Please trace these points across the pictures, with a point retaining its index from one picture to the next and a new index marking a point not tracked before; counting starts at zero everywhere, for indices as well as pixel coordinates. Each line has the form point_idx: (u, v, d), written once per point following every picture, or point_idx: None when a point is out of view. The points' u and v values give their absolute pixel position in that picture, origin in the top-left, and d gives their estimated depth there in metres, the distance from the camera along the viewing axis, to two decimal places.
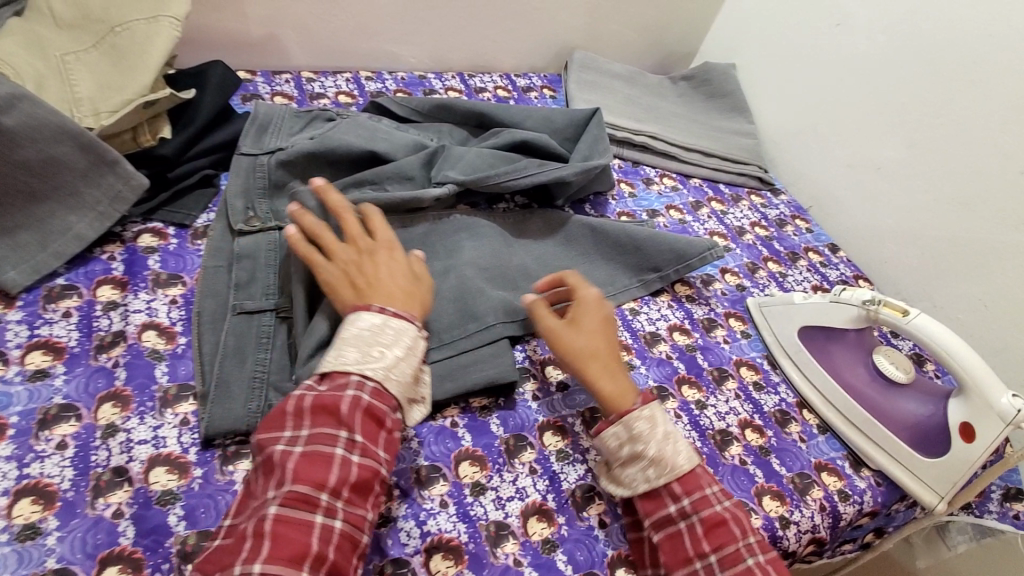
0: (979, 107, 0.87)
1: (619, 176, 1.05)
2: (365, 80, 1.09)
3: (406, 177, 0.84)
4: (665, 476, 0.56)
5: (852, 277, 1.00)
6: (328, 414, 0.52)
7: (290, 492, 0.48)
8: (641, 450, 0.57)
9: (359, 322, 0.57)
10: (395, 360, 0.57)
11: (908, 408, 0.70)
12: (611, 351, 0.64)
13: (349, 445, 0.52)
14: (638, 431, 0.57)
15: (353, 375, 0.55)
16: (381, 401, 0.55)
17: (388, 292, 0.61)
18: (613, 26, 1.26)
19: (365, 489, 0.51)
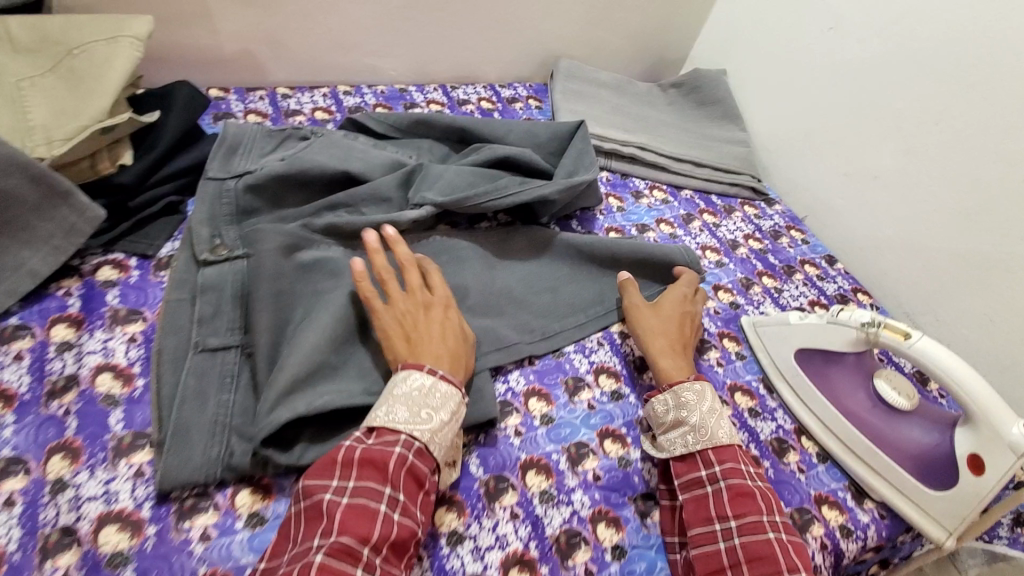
0: (977, 112, 0.84)
1: (607, 189, 1.01)
2: (343, 95, 1.05)
3: (383, 199, 0.81)
4: (701, 442, 0.61)
5: (851, 290, 0.97)
6: (375, 467, 0.51)
7: (336, 542, 0.47)
8: (684, 416, 0.63)
9: (412, 382, 0.56)
10: (440, 425, 0.55)
11: (913, 436, 0.66)
12: (681, 339, 0.73)
13: (392, 502, 0.51)
14: (685, 399, 0.63)
15: (402, 433, 0.53)
16: (424, 461, 0.54)
17: (441, 351, 0.61)
18: (600, 34, 1.23)
19: (402, 549, 0.50)
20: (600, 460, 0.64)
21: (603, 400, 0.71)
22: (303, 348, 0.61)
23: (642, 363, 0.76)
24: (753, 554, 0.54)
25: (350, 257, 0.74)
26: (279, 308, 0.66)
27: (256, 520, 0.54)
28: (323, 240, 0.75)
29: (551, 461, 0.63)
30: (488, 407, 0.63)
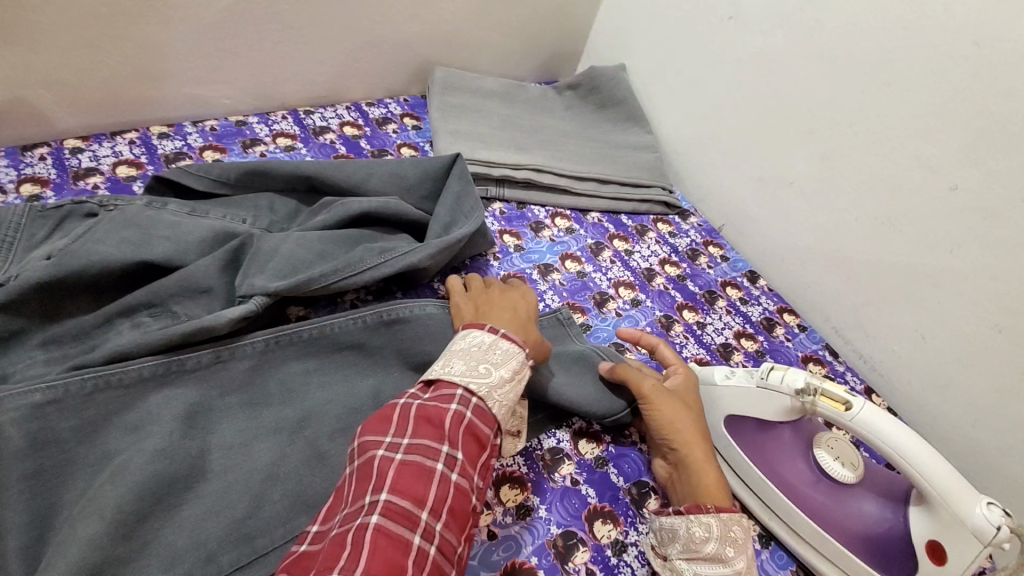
0: (894, 110, 0.74)
1: (501, 225, 0.86)
2: (157, 139, 0.84)
3: (198, 290, 0.62)
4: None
5: (776, 311, 0.89)
6: (431, 424, 0.48)
7: (392, 504, 0.42)
8: (728, 555, 0.51)
9: (469, 339, 0.56)
10: (500, 382, 0.53)
11: (863, 514, 0.57)
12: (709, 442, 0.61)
13: (449, 462, 0.46)
14: (735, 535, 0.52)
15: (460, 387, 0.51)
16: (482, 420, 0.50)
17: (505, 322, 0.60)
18: (481, 32, 1.06)
19: (461, 514, 0.45)
20: None
21: (506, 522, 0.57)
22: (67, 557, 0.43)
23: (552, 457, 0.63)
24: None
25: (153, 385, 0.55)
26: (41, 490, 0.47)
27: None
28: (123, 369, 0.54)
29: None
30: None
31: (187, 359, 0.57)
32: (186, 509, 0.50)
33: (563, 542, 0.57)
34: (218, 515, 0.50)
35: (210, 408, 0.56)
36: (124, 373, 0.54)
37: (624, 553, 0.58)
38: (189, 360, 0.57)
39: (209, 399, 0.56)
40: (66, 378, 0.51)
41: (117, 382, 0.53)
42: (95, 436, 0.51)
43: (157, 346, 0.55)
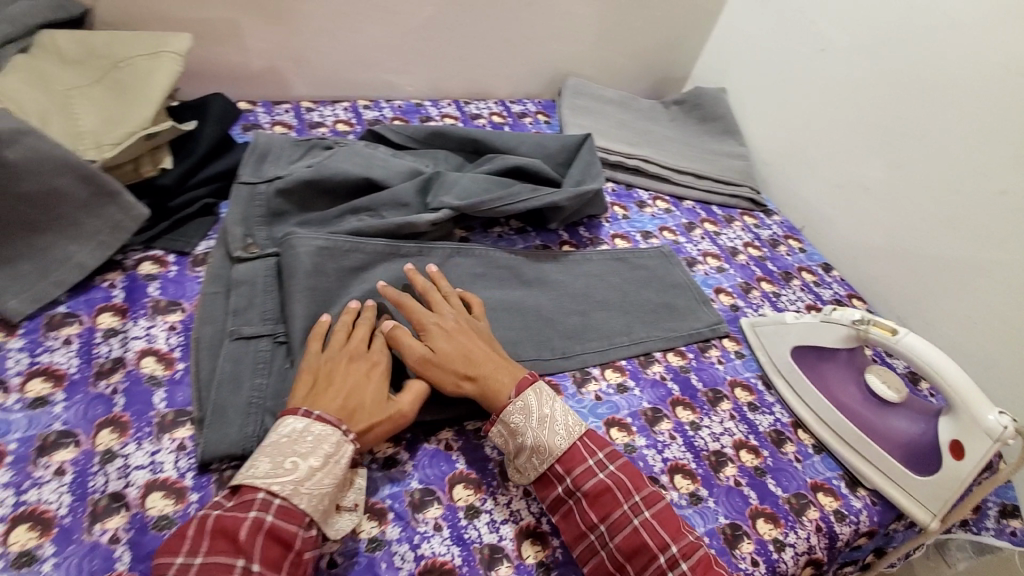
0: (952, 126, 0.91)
1: (612, 199, 1.06)
2: (362, 108, 1.12)
3: (401, 204, 0.86)
4: (546, 462, 0.60)
5: (846, 296, 1.02)
6: (227, 537, 0.48)
7: None
8: (523, 439, 0.60)
9: (283, 427, 0.54)
10: (309, 472, 0.52)
11: (900, 427, 0.73)
12: (482, 363, 0.65)
13: (245, 574, 0.47)
14: (514, 425, 0.61)
15: (262, 490, 0.51)
16: (289, 519, 0.50)
17: (337, 403, 0.57)
18: (608, 53, 1.30)
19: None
20: None
21: (610, 391, 0.75)
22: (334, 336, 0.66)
23: (646, 358, 0.81)
24: (630, 552, 0.56)
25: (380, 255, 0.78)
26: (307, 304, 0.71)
27: None
28: (369, 242, 0.78)
29: None
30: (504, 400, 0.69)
31: (404, 247, 0.81)
32: None
33: (651, 413, 0.74)
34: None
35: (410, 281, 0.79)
36: (366, 245, 0.78)
37: (700, 430, 0.73)
38: (405, 249, 0.81)
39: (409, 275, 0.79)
40: (335, 238, 0.76)
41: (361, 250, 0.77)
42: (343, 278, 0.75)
43: (379, 230, 0.81)
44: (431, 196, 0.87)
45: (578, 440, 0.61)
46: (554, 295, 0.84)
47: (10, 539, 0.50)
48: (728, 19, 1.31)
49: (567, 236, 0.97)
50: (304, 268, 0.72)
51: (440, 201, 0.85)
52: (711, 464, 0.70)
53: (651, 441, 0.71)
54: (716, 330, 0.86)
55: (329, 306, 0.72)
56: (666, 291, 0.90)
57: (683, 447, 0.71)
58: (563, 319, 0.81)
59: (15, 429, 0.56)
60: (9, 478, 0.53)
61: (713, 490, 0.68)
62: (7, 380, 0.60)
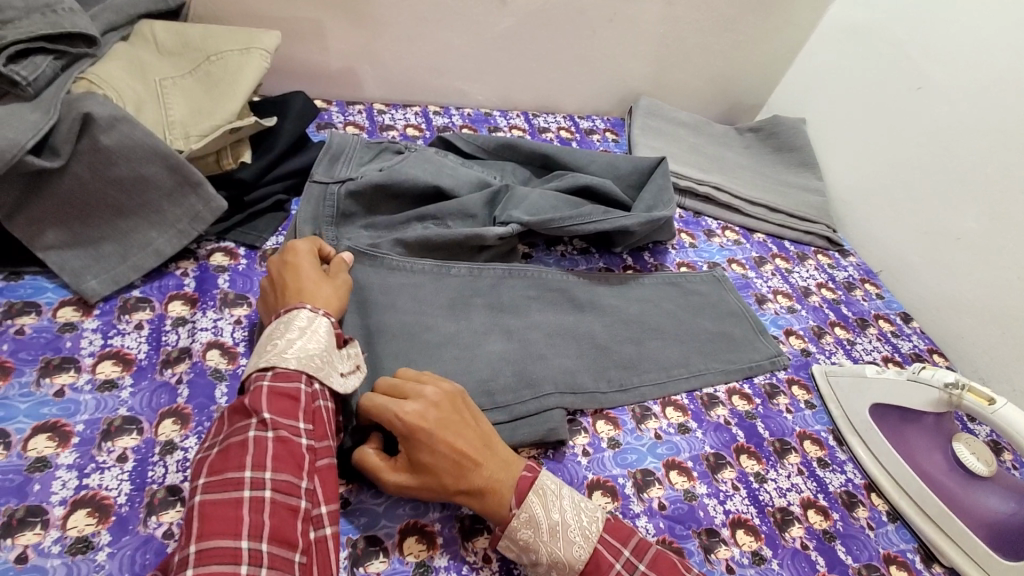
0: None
1: (680, 226, 1.03)
2: (433, 114, 1.12)
3: (468, 215, 0.85)
4: (567, 574, 0.52)
5: (926, 350, 0.95)
6: (237, 408, 0.49)
7: (211, 480, 0.44)
8: (536, 556, 0.52)
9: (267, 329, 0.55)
10: (291, 342, 0.53)
11: (989, 504, 0.67)
12: (471, 472, 0.53)
13: (262, 424, 0.47)
14: (524, 539, 0.52)
15: (255, 369, 0.51)
16: (286, 378, 0.51)
17: (301, 295, 0.59)
18: (684, 74, 1.27)
19: (291, 455, 0.47)
20: (665, 490, 0.65)
21: (670, 431, 0.72)
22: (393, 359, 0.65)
23: (710, 399, 0.77)
24: None
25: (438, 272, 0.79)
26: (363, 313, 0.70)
27: (342, 502, 0.57)
28: (417, 261, 0.78)
29: (615, 483, 0.65)
30: (560, 427, 0.66)
31: (452, 268, 0.80)
32: (451, 352, 0.70)
33: (713, 459, 0.70)
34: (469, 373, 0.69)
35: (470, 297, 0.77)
36: (412, 265, 0.78)
37: (766, 483, 0.69)
38: (453, 269, 0.80)
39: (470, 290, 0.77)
40: (382, 256, 0.76)
41: (410, 270, 0.77)
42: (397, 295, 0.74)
43: (444, 240, 0.79)
44: (498, 210, 0.85)
45: (596, 546, 0.53)
46: (614, 323, 0.81)
47: (68, 524, 0.50)
48: (814, 48, 1.26)
49: (631, 261, 0.93)
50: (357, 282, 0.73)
51: (507, 215, 0.83)
52: (777, 522, 0.65)
53: (713, 490, 0.67)
54: (775, 362, 0.83)
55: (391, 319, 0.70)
56: (723, 320, 0.87)
57: (747, 499, 0.67)
58: (622, 348, 0.78)
59: (83, 410, 0.57)
60: (73, 460, 0.54)
61: (778, 552, 0.63)
62: (80, 360, 0.61)
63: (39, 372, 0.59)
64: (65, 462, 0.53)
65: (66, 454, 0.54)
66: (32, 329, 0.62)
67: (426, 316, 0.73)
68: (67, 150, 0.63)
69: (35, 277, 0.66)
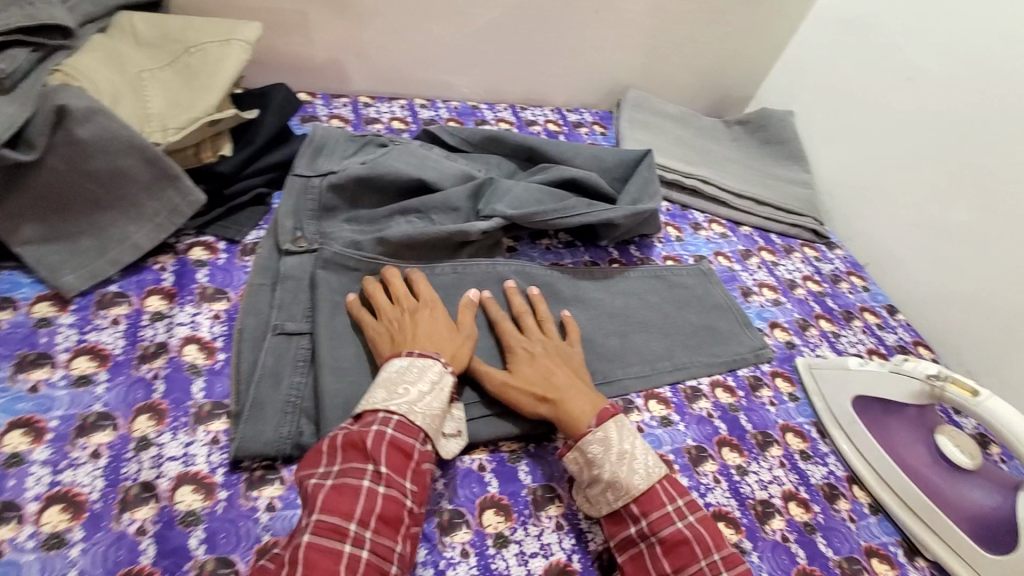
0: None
1: (666, 219, 1.02)
2: (419, 107, 1.11)
3: (452, 208, 0.84)
4: (622, 500, 0.57)
5: (911, 343, 0.95)
6: (356, 448, 0.53)
7: (321, 521, 0.49)
8: (597, 475, 0.58)
9: (390, 367, 0.58)
10: (419, 396, 0.57)
11: (973, 497, 0.66)
12: (558, 388, 0.64)
13: (376, 477, 0.52)
14: (591, 455, 0.59)
15: (381, 410, 0.55)
16: (406, 432, 0.55)
17: (427, 342, 0.62)
18: (672, 67, 1.26)
19: (392, 516, 0.51)
20: None
21: (652, 424, 0.72)
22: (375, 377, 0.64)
23: (693, 392, 0.77)
24: None
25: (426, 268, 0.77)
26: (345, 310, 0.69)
27: None
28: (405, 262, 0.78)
29: None
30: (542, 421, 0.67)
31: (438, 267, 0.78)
32: None
33: (695, 452, 0.69)
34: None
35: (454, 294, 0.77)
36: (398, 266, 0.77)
37: (747, 476, 0.69)
38: (439, 269, 0.78)
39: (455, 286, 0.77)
40: (370, 259, 0.75)
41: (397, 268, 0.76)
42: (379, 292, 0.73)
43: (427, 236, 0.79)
44: (483, 204, 0.84)
45: (659, 482, 0.58)
46: (599, 317, 0.81)
47: (41, 520, 0.50)
48: (803, 40, 1.25)
49: (616, 254, 0.93)
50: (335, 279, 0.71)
51: (491, 210, 0.82)
52: (757, 515, 0.65)
53: (694, 483, 0.67)
54: (759, 354, 0.83)
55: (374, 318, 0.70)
56: (707, 313, 0.87)
57: (727, 492, 0.67)
58: (604, 341, 0.78)
59: (57, 406, 0.57)
60: (47, 456, 0.53)
61: (757, 544, 0.63)
62: (55, 355, 0.60)
63: (13, 368, 0.58)
64: (39, 457, 0.53)
65: (40, 450, 0.53)
66: (7, 324, 0.61)
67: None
68: (43, 143, 0.62)
69: (12, 272, 0.65)
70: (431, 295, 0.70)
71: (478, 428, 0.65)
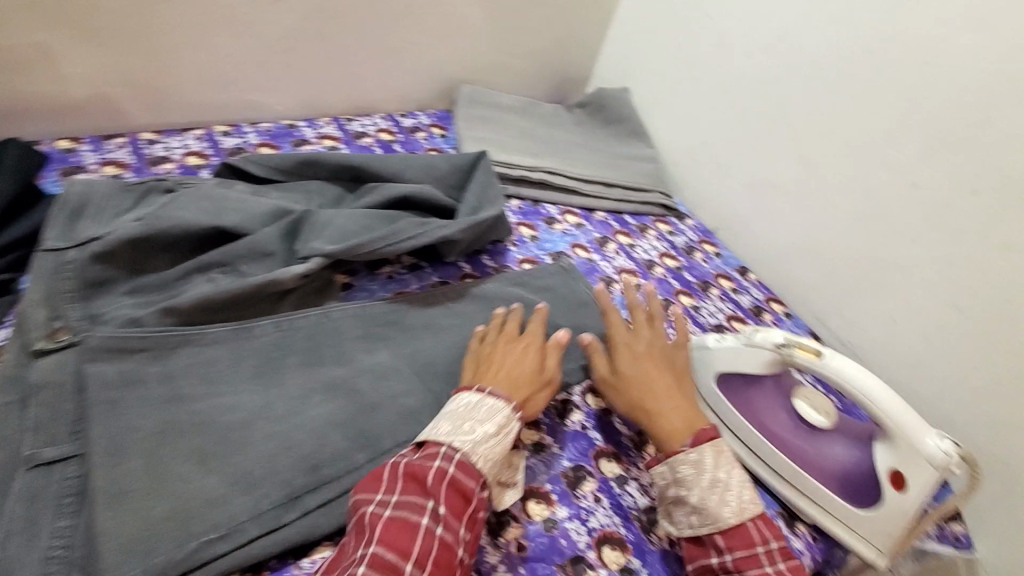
0: (874, 122, 0.88)
1: (518, 219, 0.97)
2: (220, 136, 0.96)
3: (263, 254, 0.72)
4: (707, 527, 0.58)
5: (764, 301, 0.99)
6: (416, 480, 0.51)
7: (378, 557, 0.46)
8: (684, 495, 0.59)
9: (459, 400, 0.58)
10: (483, 437, 0.55)
11: (835, 454, 0.68)
12: (655, 398, 0.65)
13: (434, 517, 0.49)
14: (681, 475, 0.60)
15: (444, 444, 0.53)
16: (466, 472, 0.52)
17: (502, 378, 0.62)
18: (502, 56, 1.20)
19: (446, 565, 0.48)
20: (524, 528, 0.59)
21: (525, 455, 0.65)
22: (172, 493, 0.51)
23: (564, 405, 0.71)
24: None
25: (237, 334, 0.65)
26: (128, 413, 0.55)
27: None
28: (212, 326, 0.65)
29: None
30: None
31: (255, 327, 0.67)
32: (260, 430, 0.58)
33: (573, 473, 0.65)
34: (286, 451, 0.57)
35: (278, 359, 0.65)
36: (200, 335, 0.64)
37: (628, 485, 0.67)
38: (255, 329, 0.67)
39: (277, 349, 0.66)
40: (158, 332, 0.61)
41: (202, 340, 0.63)
42: (174, 379, 0.60)
43: (234, 294, 0.67)
44: (299, 243, 0.73)
45: (750, 519, 0.58)
46: (455, 344, 0.73)
47: None
48: (624, 15, 1.25)
49: (469, 268, 0.86)
50: (109, 377, 0.57)
51: (309, 249, 0.71)
52: (642, 526, 0.64)
53: (575, 510, 0.62)
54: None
55: (171, 414, 0.57)
56: (572, 312, 0.82)
57: (610, 510, 0.63)
58: None
59: None
60: None
61: (646, 558, 0.61)
62: None
63: None
64: None
65: None
66: None
67: (224, 393, 0.60)
68: None
69: None
70: (538, 333, 0.69)
71: (322, 518, 0.54)
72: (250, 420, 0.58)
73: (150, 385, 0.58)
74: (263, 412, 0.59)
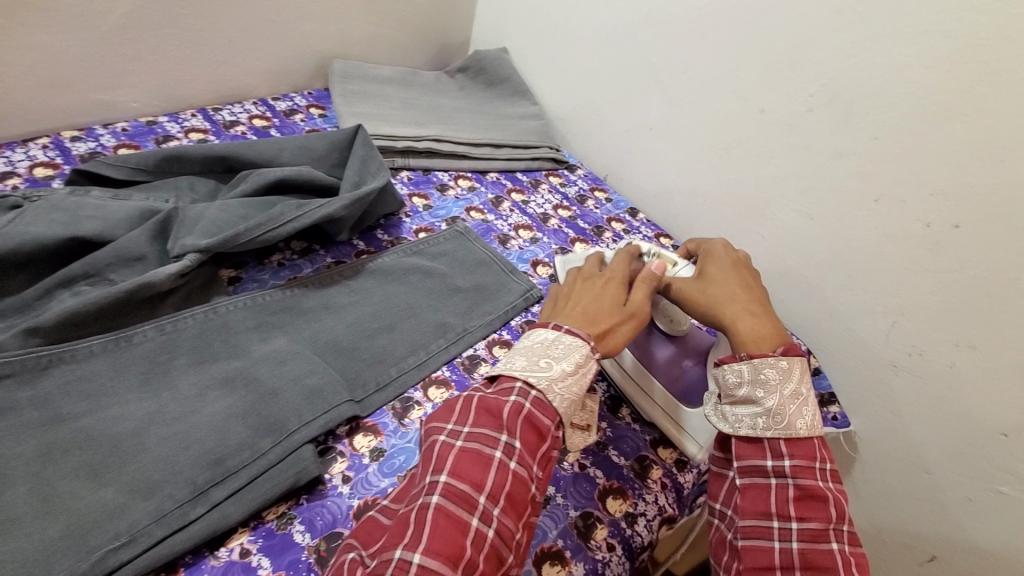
0: (722, 59, 0.94)
1: (410, 190, 0.97)
2: (70, 141, 0.88)
3: (133, 258, 0.68)
4: (777, 430, 0.57)
5: (654, 236, 1.06)
6: (490, 415, 0.53)
7: (452, 487, 0.48)
8: (758, 397, 0.59)
9: (535, 337, 0.61)
10: (562, 374, 0.57)
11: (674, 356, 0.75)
12: (747, 309, 0.66)
13: (507, 451, 0.52)
14: (764, 376, 0.59)
15: (519, 380, 0.56)
16: (542, 411, 0.55)
17: (577, 313, 0.64)
18: (373, 26, 1.17)
19: (520, 500, 0.50)
20: None
21: None
22: (63, 513, 0.49)
23: (471, 361, 0.75)
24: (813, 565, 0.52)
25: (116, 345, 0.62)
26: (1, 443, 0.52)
27: None
28: (85, 340, 0.61)
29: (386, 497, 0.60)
30: (307, 467, 0.58)
31: (134, 334, 0.64)
32: (155, 435, 0.56)
33: None
34: (186, 450, 0.56)
35: (167, 363, 0.63)
36: (74, 351, 0.60)
37: None
38: (135, 336, 0.64)
39: (165, 353, 0.64)
40: (23, 354, 0.57)
41: (77, 356, 0.60)
42: (50, 402, 0.56)
43: (104, 302, 0.63)
44: (171, 242, 0.70)
45: (819, 436, 0.58)
46: (356, 320, 0.74)
47: None
48: None
49: (363, 245, 0.86)
50: None
51: (180, 246, 0.68)
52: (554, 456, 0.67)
53: None
54: (528, 298, 0.85)
55: (52, 436, 0.54)
56: (472, 272, 0.85)
57: None
58: (368, 344, 0.71)
59: None
60: None
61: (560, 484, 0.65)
62: None
63: None
64: None
65: None
66: None
67: (110, 405, 0.57)
68: None
69: None
70: (619, 270, 0.70)
71: (234, 507, 0.54)
72: (143, 427, 0.56)
73: (22, 411, 0.54)
74: (156, 417, 0.58)
